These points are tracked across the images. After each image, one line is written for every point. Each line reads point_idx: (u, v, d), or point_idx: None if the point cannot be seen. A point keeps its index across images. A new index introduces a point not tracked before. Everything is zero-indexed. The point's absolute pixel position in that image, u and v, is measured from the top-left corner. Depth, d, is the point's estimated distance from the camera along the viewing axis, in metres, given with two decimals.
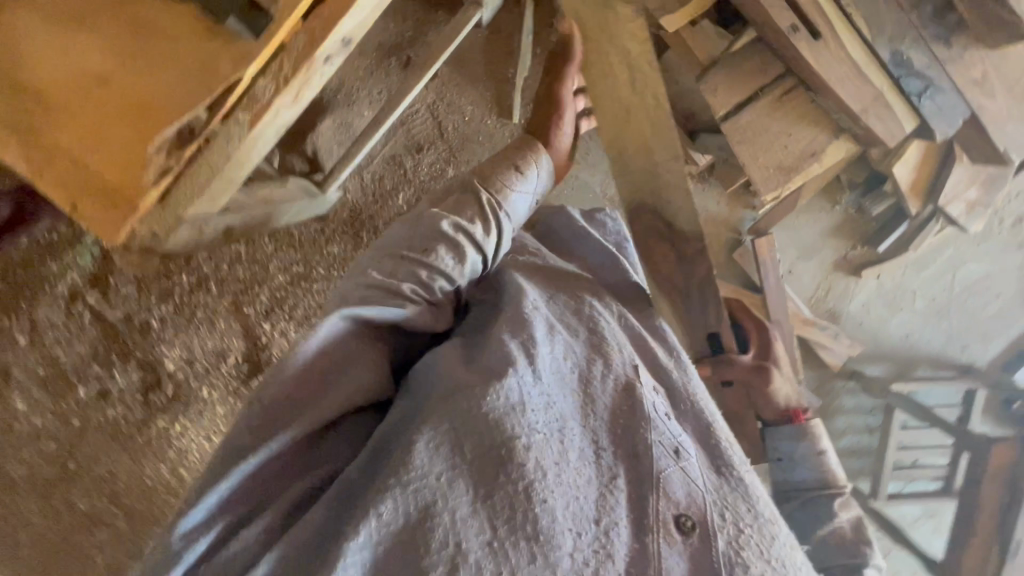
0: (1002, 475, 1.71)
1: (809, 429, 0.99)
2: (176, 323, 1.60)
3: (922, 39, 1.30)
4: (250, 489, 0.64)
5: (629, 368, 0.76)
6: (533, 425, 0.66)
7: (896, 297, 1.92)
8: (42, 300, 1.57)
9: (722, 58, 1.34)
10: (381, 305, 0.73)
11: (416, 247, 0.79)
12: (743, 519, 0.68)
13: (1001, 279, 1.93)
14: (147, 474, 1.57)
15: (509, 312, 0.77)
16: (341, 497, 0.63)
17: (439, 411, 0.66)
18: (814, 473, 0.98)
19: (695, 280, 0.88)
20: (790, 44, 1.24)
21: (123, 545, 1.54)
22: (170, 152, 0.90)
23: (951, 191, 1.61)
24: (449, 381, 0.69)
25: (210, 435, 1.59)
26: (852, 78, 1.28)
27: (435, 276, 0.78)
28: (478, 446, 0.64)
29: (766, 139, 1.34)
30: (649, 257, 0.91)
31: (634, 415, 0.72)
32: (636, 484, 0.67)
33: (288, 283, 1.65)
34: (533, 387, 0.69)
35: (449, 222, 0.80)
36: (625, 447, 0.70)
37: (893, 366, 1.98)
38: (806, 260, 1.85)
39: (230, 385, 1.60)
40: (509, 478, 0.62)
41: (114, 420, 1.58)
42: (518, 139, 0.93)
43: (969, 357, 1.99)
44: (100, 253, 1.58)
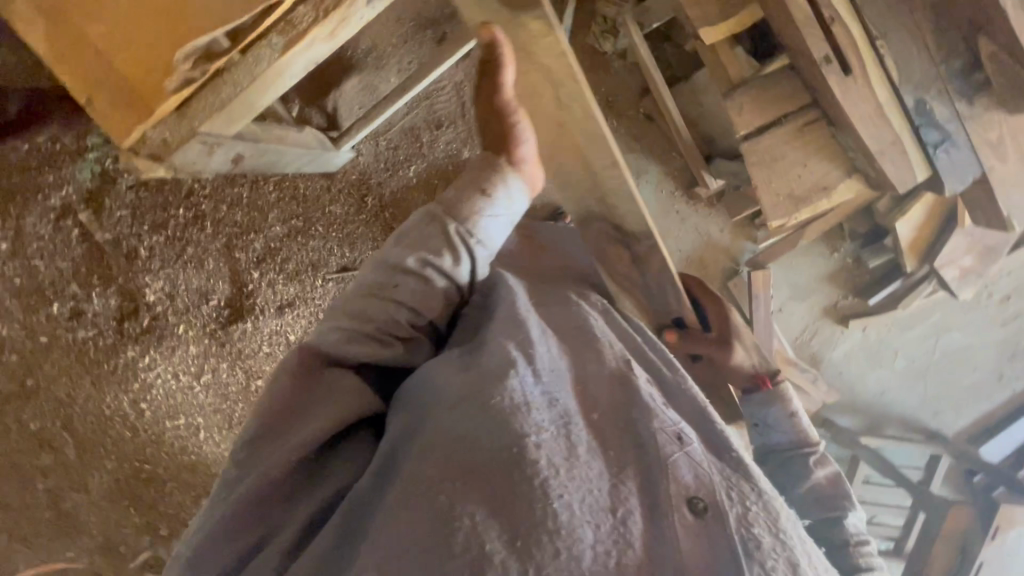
0: (955, 538, 1.98)
1: (781, 392, 1.08)
2: (164, 256, 1.57)
3: (947, 91, 1.22)
4: (280, 489, 0.76)
5: (616, 371, 0.87)
6: (541, 423, 0.75)
7: (878, 352, 1.95)
8: (28, 208, 1.50)
9: (752, 79, 1.29)
10: (349, 347, 0.82)
11: (384, 284, 0.85)
12: (748, 497, 0.76)
13: (980, 353, 1.97)
14: (107, 403, 1.56)
15: (503, 312, 0.91)
16: (354, 502, 0.75)
17: (448, 417, 0.77)
18: (789, 433, 1.09)
19: (653, 275, 1.01)
20: (820, 74, 1.18)
21: (68, 475, 1.57)
22: (198, 63, 0.81)
23: (948, 254, 1.62)
24: (456, 385, 0.80)
25: (179, 372, 1.59)
26: (875, 118, 1.20)
27: (404, 310, 0.85)
28: (486, 450, 0.72)
29: (783, 166, 1.30)
30: (607, 262, 1.01)
31: (626, 412, 0.82)
32: (640, 473, 0.75)
33: (285, 235, 1.63)
34: (530, 383, 0.80)
35: (409, 261, 0.85)
36: (623, 442, 0.78)
37: (863, 420, 2.01)
38: (798, 301, 1.87)
39: (207, 325, 1.59)
40: (528, 473, 0.70)
41: (82, 342, 1.55)
42: (478, 160, 0.89)
43: (939, 424, 2.03)
44: (100, 172, 1.53)
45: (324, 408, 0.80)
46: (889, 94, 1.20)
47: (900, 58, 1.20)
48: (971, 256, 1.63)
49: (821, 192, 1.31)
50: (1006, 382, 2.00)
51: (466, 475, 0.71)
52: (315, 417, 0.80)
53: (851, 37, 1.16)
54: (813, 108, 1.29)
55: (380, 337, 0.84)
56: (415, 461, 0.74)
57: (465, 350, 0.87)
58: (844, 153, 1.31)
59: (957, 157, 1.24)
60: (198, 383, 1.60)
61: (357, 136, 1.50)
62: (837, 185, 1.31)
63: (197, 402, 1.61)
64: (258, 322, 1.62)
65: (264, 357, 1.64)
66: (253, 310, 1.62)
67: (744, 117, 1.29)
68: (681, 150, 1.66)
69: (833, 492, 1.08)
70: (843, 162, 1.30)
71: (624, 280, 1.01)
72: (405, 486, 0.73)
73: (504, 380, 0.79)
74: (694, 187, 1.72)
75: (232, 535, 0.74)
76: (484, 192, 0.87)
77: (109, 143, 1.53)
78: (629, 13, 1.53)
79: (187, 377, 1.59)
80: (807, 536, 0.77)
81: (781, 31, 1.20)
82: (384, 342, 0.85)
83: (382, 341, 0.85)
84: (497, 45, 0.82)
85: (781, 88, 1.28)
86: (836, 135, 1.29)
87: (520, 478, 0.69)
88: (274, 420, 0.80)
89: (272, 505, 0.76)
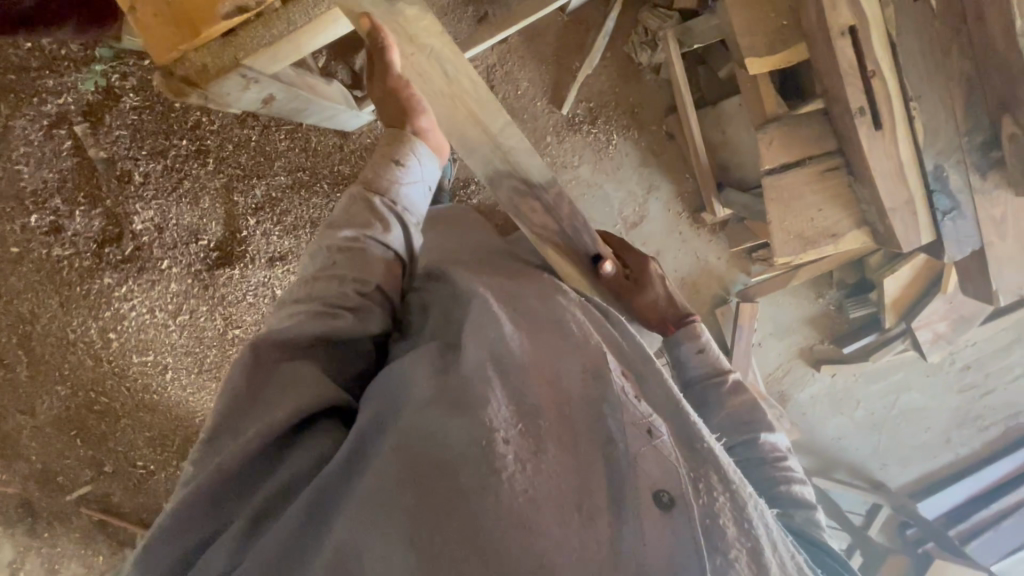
0: None
1: (687, 329, 1.12)
2: (158, 185, 1.50)
3: (964, 163, 1.23)
4: (233, 474, 0.73)
5: (590, 366, 0.84)
6: (507, 421, 0.74)
7: (843, 399, 2.03)
8: (21, 109, 1.43)
9: (784, 117, 1.31)
10: (300, 328, 0.82)
11: (321, 268, 0.88)
12: (715, 488, 0.74)
13: (935, 415, 2.07)
14: (73, 326, 1.53)
15: (475, 308, 0.91)
16: (323, 489, 0.73)
17: (415, 418, 0.77)
18: (700, 367, 1.10)
19: (566, 219, 1.05)
20: (851, 125, 1.23)
21: (15, 390, 1.59)
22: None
23: (925, 318, 1.68)
24: (425, 391, 0.80)
25: (155, 308, 1.54)
26: (893, 175, 1.24)
27: (347, 284, 0.87)
28: (450, 444, 0.72)
29: (799, 206, 1.32)
30: (523, 214, 1.03)
31: (595, 408, 0.79)
32: (608, 470, 0.73)
33: (288, 186, 1.58)
34: (494, 377, 0.79)
35: (343, 234, 0.89)
36: (590, 441, 0.76)
37: (818, 461, 2.09)
38: (777, 338, 1.92)
39: (191, 265, 1.53)
40: (495, 470, 0.70)
41: (57, 260, 1.49)
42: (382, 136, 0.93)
43: (883, 475, 2.13)
44: (105, 86, 1.45)
45: (286, 391, 0.78)
46: (912, 159, 1.24)
47: (926, 119, 1.24)
48: (945, 323, 1.70)
49: (829, 238, 1.32)
50: (951, 446, 2.11)
51: (433, 472, 0.71)
52: (275, 400, 0.77)
53: (886, 97, 1.20)
54: (835, 156, 1.31)
55: (329, 311, 0.84)
56: (385, 458, 0.73)
57: (446, 347, 0.88)
58: (857, 204, 1.33)
59: (961, 230, 1.28)
60: (173, 323, 1.56)
61: None
62: (844, 235, 1.33)
63: (171, 341, 1.57)
64: (246, 270, 1.57)
65: (246, 307, 1.59)
66: (243, 256, 1.56)
67: (770, 152, 1.31)
68: (695, 172, 1.68)
69: (746, 414, 1.08)
70: (853, 212, 1.33)
71: (539, 229, 1.04)
72: (372, 482, 0.72)
73: (480, 380, 0.78)
74: (701, 212, 1.76)
75: (192, 520, 0.72)
76: (396, 161, 0.93)
77: (119, 58, 1.44)
78: (671, 29, 1.54)
79: (163, 315, 1.55)
80: (771, 523, 0.74)
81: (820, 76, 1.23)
82: (332, 313, 0.84)
83: (331, 312, 0.84)
84: (379, 32, 0.91)
85: (812, 130, 1.31)
86: (852, 186, 1.32)
87: (490, 472, 0.69)
88: (231, 414, 0.76)
89: (226, 487, 0.73)
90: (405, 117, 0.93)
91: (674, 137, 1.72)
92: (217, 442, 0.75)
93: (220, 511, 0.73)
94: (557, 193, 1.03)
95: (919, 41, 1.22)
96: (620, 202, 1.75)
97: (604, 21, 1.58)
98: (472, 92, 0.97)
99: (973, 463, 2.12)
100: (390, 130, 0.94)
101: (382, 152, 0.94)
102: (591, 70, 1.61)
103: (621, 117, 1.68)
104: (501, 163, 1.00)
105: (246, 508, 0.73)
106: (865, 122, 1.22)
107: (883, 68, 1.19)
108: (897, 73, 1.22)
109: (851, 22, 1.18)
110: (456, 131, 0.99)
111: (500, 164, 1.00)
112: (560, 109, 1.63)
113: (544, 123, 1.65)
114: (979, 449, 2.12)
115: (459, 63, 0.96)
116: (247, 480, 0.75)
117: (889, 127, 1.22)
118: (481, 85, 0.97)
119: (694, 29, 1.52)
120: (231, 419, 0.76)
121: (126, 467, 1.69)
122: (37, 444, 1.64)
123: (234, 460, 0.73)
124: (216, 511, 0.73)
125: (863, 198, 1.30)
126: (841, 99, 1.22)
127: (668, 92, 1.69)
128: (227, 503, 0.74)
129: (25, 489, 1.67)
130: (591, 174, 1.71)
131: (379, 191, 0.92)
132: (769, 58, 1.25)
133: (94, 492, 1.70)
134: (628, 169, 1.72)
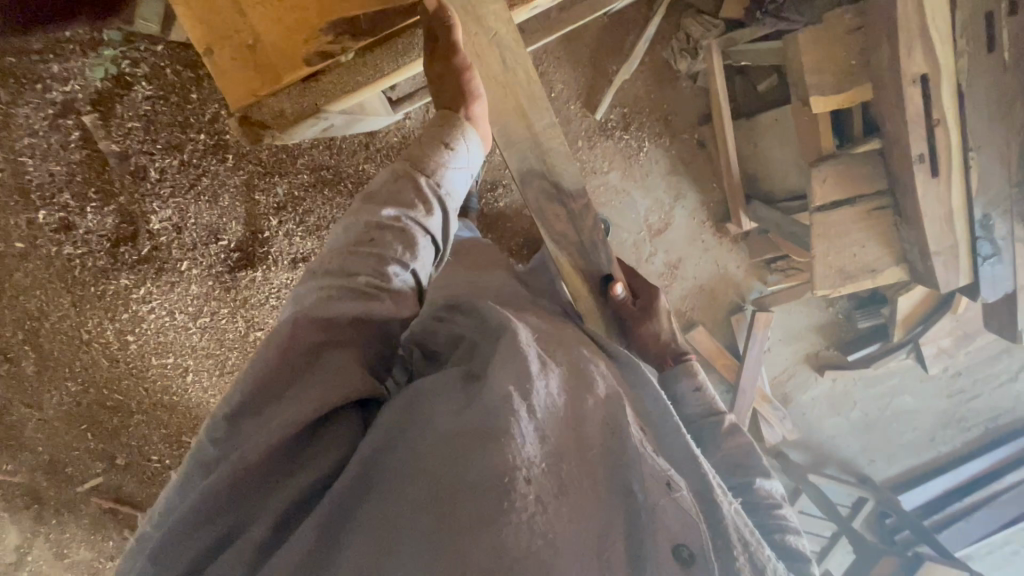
0: None
1: (685, 366, 1.01)
2: (175, 182, 1.42)
3: (1010, 213, 1.29)
4: (244, 484, 0.60)
5: (609, 410, 0.72)
6: (531, 458, 0.62)
7: (841, 400, 2.13)
8: (23, 96, 1.32)
9: (840, 153, 1.30)
10: (333, 307, 0.67)
11: (361, 239, 0.73)
12: (733, 547, 0.64)
13: (923, 417, 2.18)
14: (88, 326, 1.49)
15: (503, 343, 0.75)
16: (332, 517, 0.61)
17: (430, 451, 0.63)
18: (696, 405, 0.98)
19: (584, 234, 0.98)
20: (909, 171, 1.23)
21: (15, 386, 1.53)
22: (345, 40, 0.82)
23: (932, 335, 1.75)
24: (437, 429, 0.66)
25: (176, 311, 1.51)
26: (941, 221, 1.27)
27: (388, 264, 0.73)
28: (465, 479, 0.60)
29: (843, 242, 1.37)
30: (546, 222, 0.96)
31: (613, 457, 0.68)
32: (626, 522, 0.63)
33: (311, 184, 1.50)
34: (517, 407, 0.64)
35: (384, 213, 0.74)
36: (607, 487, 0.65)
37: (811, 457, 2.19)
38: (786, 344, 1.99)
39: (212, 267, 1.49)
40: (515, 508, 0.58)
41: (69, 258, 1.43)
42: (439, 115, 0.80)
43: (870, 470, 2.24)
44: (115, 74, 1.34)
45: (320, 386, 0.64)
46: (962, 204, 1.26)
47: (983, 167, 1.25)
48: (949, 339, 1.78)
49: (867, 274, 1.39)
50: (935, 444, 2.23)
51: (451, 503, 0.59)
52: (299, 400, 0.63)
53: (947, 146, 1.21)
54: (886, 196, 1.33)
55: (363, 292, 0.70)
56: (396, 490, 0.62)
57: (470, 375, 0.73)
58: (897, 242, 1.37)
59: (998, 274, 1.33)
60: (194, 325, 1.53)
61: (417, 103, 1.36)
62: (882, 270, 1.39)
63: (191, 344, 1.55)
64: (267, 274, 1.53)
65: (269, 310, 1.56)
66: (265, 259, 1.51)
67: (823, 188, 1.32)
68: (725, 185, 1.68)
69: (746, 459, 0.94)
70: (893, 250, 1.37)
71: (561, 239, 0.97)
72: (373, 522, 0.60)
73: (498, 412, 0.64)
74: (725, 221, 1.76)
75: (194, 529, 0.58)
76: (446, 143, 0.79)
77: (128, 41, 1.32)
78: (715, 39, 1.49)
79: (184, 317, 1.52)
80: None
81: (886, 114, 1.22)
82: (369, 295, 0.70)
83: (366, 294, 0.70)
84: (445, 13, 0.79)
85: (866, 169, 1.31)
86: (897, 227, 1.36)
87: (507, 512, 0.57)
88: (249, 401, 0.63)
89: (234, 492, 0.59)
90: (461, 99, 0.81)
91: (704, 146, 1.70)
92: (232, 430, 0.63)
93: (237, 506, 0.60)
94: (583, 205, 0.96)
95: (988, 89, 1.21)
96: (647, 208, 1.73)
97: (647, 25, 1.52)
98: (525, 86, 0.89)
99: (953, 458, 2.25)
100: (439, 107, 0.81)
101: (429, 124, 0.80)
102: (628, 75, 1.56)
103: (653, 123, 1.65)
104: (535, 162, 0.93)
105: (264, 513, 0.60)
106: (924, 170, 1.23)
107: (949, 118, 1.19)
108: (963, 124, 1.21)
109: (924, 69, 1.16)
110: (500, 121, 0.90)
111: (535, 162, 0.93)
112: (594, 113, 1.59)
113: (577, 127, 1.60)
114: (959, 446, 2.25)
115: (521, 54, 0.88)
116: (267, 477, 0.61)
117: (945, 174, 1.24)
118: (537, 80, 0.89)
119: (739, 40, 1.47)
120: (244, 408, 0.63)
121: (139, 460, 1.64)
122: (42, 439, 1.58)
123: (260, 452, 0.60)
124: (225, 509, 0.59)
125: (905, 237, 1.34)
126: (901, 143, 1.22)
127: (703, 100, 1.66)
128: (246, 498, 0.60)
129: (33, 479, 1.61)
130: (619, 180, 1.68)
131: (424, 162, 0.77)
132: (831, 99, 1.24)
133: (107, 483, 1.65)
134: (656, 176, 1.70)
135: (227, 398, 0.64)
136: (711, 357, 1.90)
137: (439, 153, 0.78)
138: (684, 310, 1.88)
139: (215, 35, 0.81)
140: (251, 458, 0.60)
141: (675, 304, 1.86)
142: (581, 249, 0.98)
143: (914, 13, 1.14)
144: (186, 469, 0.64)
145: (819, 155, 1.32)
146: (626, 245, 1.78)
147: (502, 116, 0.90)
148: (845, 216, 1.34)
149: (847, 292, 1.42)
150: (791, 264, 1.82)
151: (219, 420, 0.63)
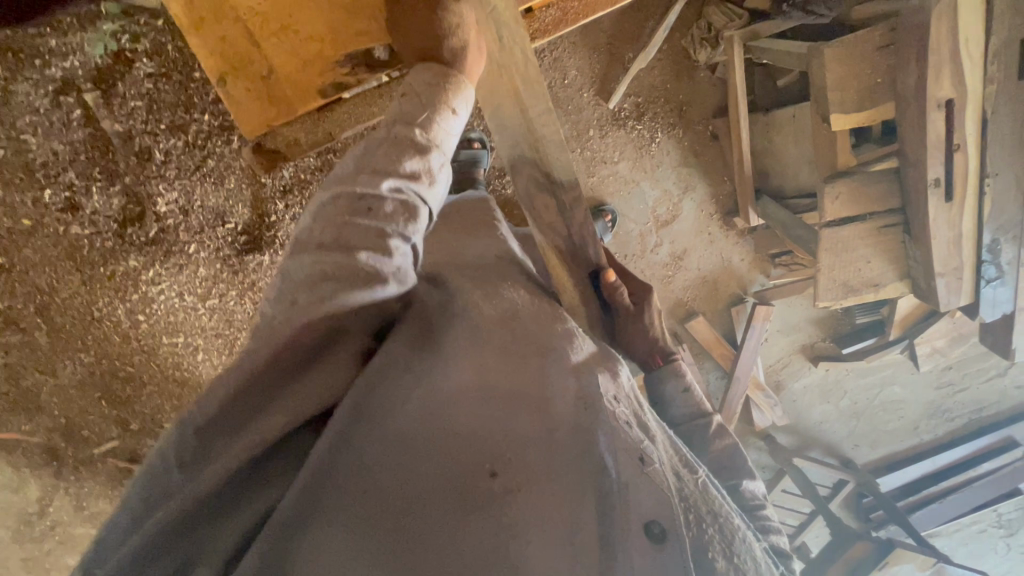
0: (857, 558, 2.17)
1: (673, 366, 1.04)
2: (181, 164, 1.41)
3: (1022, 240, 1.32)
4: (206, 505, 0.57)
5: (583, 386, 0.70)
6: (499, 451, 0.62)
7: (831, 389, 2.19)
8: (23, 72, 1.29)
9: (853, 171, 1.31)
10: (331, 290, 0.62)
11: (359, 207, 0.66)
12: (704, 520, 0.64)
13: (911, 406, 2.24)
14: (99, 306, 1.52)
15: (461, 329, 0.74)
16: (301, 511, 0.57)
17: (395, 456, 0.61)
18: (684, 407, 1.03)
19: (576, 229, 0.93)
20: (923, 196, 1.24)
21: (31, 355, 1.55)
22: (356, 64, 0.89)
23: (929, 334, 1.74)
24: (401, 425, 0.62)
25: (184, 293, 1.54)
26: (950, 244, 1.28)
27: (391, 235, 0.66)
28: (425, 484, 0.59)
29: (849, 258, 1.39)
30: (534, 211, 0.92)
31: (584, 433, 0.65)
32: (600, 502, 0.60)
33: (318, 168, 1.50)
34: (477, 402, 0.66)
35: (384, 185, 0.66)
36: (579, 466, 0.62)
37: (796, 439, 2.27)
38: (783, 334, 2.03)
39: (220, 249, 1.51)
40: (481, 507, 0.58)
41: (77, 238, 1.44)
42: (434, 72, 0.73)
43: (853, 454, 2.31)
44: (115, 49, 1.30)
45: (311, 382, 0.64)
46: (973, 228, 1.28)
47: (996, 196, 1.28)
48: (943, 338, 1.75)
49: (871, 288, 1.42)
50: (917, 432, 2.29)
51: (415, 508, 0.58)
52: (273, 411, 0.61)
53: (964, 172, 1.21)
54: (897, 214, 1.33)
55: (365, 271, 0.64)
56: (360, 489, 0.59)
57: (422, 338, 0.71)
58: (904, 259, 1.39)
59: (999, 296, 1.39)
60: (203, 307, 1.57)
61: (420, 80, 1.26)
62: (887, 284, 1.42)
63: (202, 324, 1.59)
64: (275, 258, 1.55)
65: None
66: (273, 243, 1.54)
67: (834, 206, 1.33)
68: (736, 179, 1.66)
69: (732, 462, 0.99)
70: (899, 267, 1.39)
71: (548, 230, 0.93)
72: (343, 524, 0.57)
73: (457, 407, 0.64)
74: (733, 216, 1.76)
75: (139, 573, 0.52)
76: (449, 106, 0.73)
77: (128, 15, 1.28)
78: (737, 30, 1.42)
79: (192, 299, 1.55)
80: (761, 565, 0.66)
81: (904, 132, 1.21)
82: (373, 275, 0.64)
83: (368, 273, 0.64)
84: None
85: (877, 189, 1.31)
86: (904, 244, 1.37)
87: (471, 512, 0.58)
88: (217, 418, 0.59)
89: (190, 511, 0.55)
90: (462, 58, 0.76)
91: (718, 139, 1.68)
92: (201, 452, 0.58)
93: (193, 530, 0.56)
94: (574, 199, 0.90)
95: (1008, 119, 1.21)
96: (656, 199, 1.71)
97: (667, 12, 1.47)
98: (522, 67, 0.81)
99: (934, 445, 2.30)
100: (427, 62, 0.75)
101: (421, 83, 0.73)
102: (644, 63, 1.52)
103: (667, 114, 1.62)
104: (527, 149, 0.86)
105: (226, 532, 0.57)
106: (937, 195, 1.23)
107: (969, 144, 1.18)
108: (983, 151, 1.21)
109: (949, 94, 1.14)
110: (494, 100, 0.86)
111: (527, 150, 0.86)
112: (608, 102, 1.55)
113: (589, 115, 1.57)
114: (941, 435, 2.30)
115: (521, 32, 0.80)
116: (224, 499, 0.58)
117: (959, 199, 1.24)
118: (535, 61, 0.81)
119: (762, 35, 1.41)
120: (213, 423, 0.59)
121: (152, 428, 1.69)
122: (59, 401, 1.62)
123: (218, 478, 0.57)
124: (184, 537, 0.55)
125: (912, 255, 1.36)
126: (918, 167, 1.21)
127: (718, 93, 1.63)
128: (201, 530, 0.57)
129: (50, 440, 1.66)
130: (629, 170, 1.66)
131: (423, 124, 0.70)
132: (854, 116, 1.22)
133: (123, 446, 1.70)
134: (666, 168, 1.68)
135: (195, 408, 0.58)
136: (708, 346, 1.93)
137: (440, 117, 0.71)
138: (686, 300, 1.89)
139: (229, 64, 0.85)
140: (208, 485, 0.56)
141: (678, 294, 1.88)
142: (578, 251, 0.95)
143: (946, 38, 1.10)
144: (133, 499, 0.56)
145: (833, 171, 1.32)
146: (631, 235, 1.76)
147: (495, 98, 0.85)
148: (851, 231, 1.35)
149: (851, 304, 1.46)
150: (795, 260, 1.83)
151: (186, 436, 0.57)
